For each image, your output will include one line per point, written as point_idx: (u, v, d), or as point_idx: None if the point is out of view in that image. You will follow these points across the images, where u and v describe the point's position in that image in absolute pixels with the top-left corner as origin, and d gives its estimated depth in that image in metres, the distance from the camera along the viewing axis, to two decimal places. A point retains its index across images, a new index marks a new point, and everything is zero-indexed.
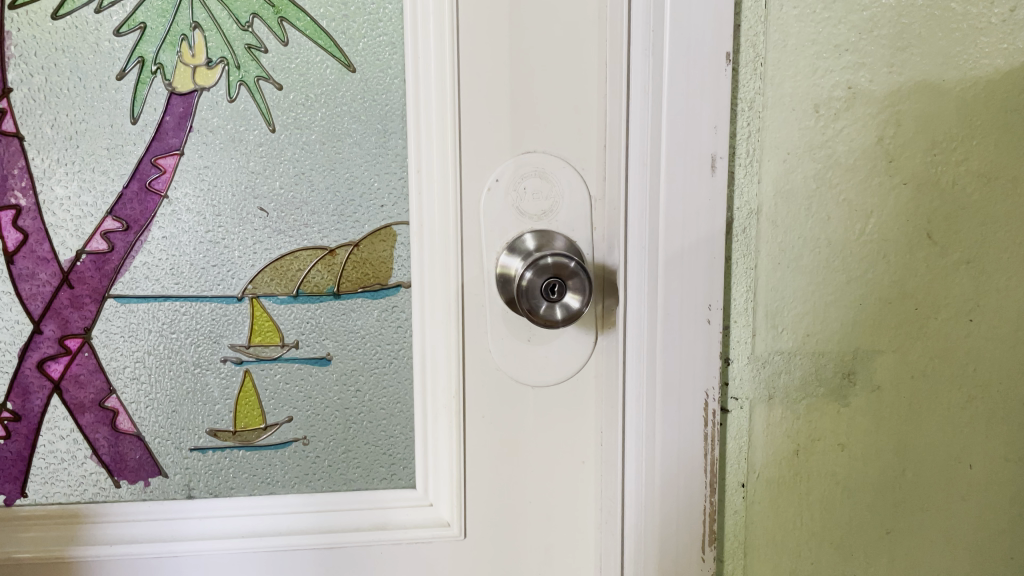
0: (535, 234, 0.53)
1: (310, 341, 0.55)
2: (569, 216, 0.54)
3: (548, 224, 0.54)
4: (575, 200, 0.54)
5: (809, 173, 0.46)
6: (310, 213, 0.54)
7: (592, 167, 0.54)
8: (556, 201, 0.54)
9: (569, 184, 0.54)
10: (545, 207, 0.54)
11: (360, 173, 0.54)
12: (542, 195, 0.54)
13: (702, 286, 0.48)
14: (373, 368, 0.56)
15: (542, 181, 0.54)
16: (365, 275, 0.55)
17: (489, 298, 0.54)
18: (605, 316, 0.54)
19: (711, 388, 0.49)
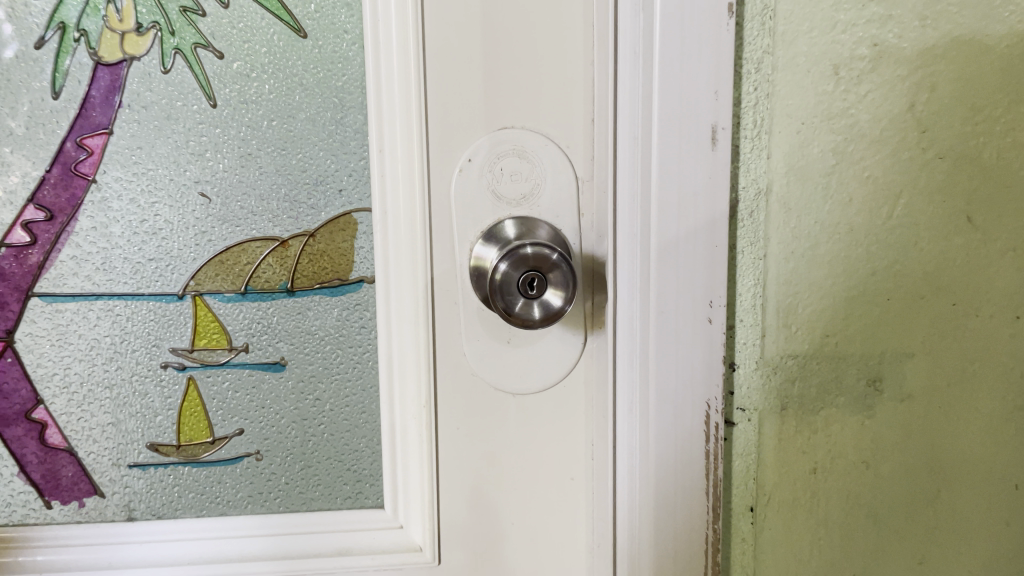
0: (514, 221, 0.46)
1: (261, 344, 0.49)
2: (552, 201, 0.47)
3: (528, 209, 0.47)
4: (560, 182, 0.47)
5: (827, 146, 0.39)
6: (258, 199, 0.48)
7: (577, 145, 0.47)
8: (536, 184, 0.47)
9: (552, 164, 0.47)
10: (524, 191, 0.47)
11: (315, 153, 0.48)
12: (521, 178, 0.47)
13: (701, 280, 0.42)
14: (333, 374, 0.50)
15: (520, 161, 0.47)
16: (323, 269, 0.49)
17: (462, 297, 0.47)
18: (594, 313, 0.47)
19: (714, 398, 0.43)
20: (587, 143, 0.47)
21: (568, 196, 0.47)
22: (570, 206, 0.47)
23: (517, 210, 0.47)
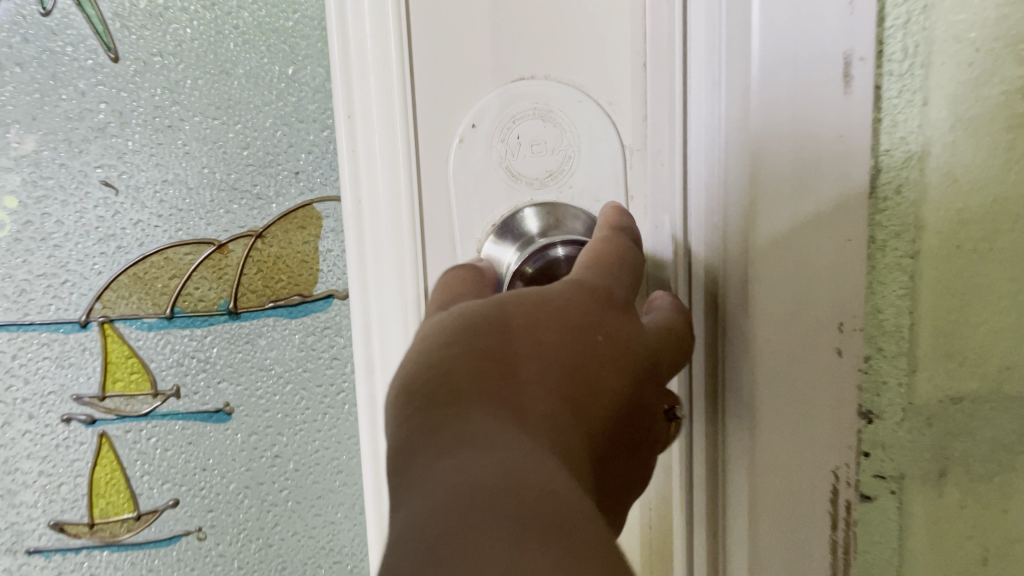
0: (539, 207, 0.33)
1: (196, 386, 0.36)
2: (589, 180, 0.33)
3: (556, 193, 0.33)
4: (600, 153, 0.33)
5: (1013, 86, 0.25)
6: (182, 188, 0.34)
7: (622, 100, 0.33)
8: (566, 158, 0.33)
9: (590, 128, 0.33)
10: (550, 167, 0.33)
11: (257, 122, 0.34)
12: (546, 150, 0.33)
13: (826, 293, 0.26)
14: (295, 425, 0.37)
15: (544, 126, 0.33)
16: (276, 282, 0.36)
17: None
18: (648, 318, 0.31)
19: (845, 464, 0.27)
20: (640, 96, 0.33)
21: (612, 171, 0.33)
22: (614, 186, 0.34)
23: (543, 195, 0.33)
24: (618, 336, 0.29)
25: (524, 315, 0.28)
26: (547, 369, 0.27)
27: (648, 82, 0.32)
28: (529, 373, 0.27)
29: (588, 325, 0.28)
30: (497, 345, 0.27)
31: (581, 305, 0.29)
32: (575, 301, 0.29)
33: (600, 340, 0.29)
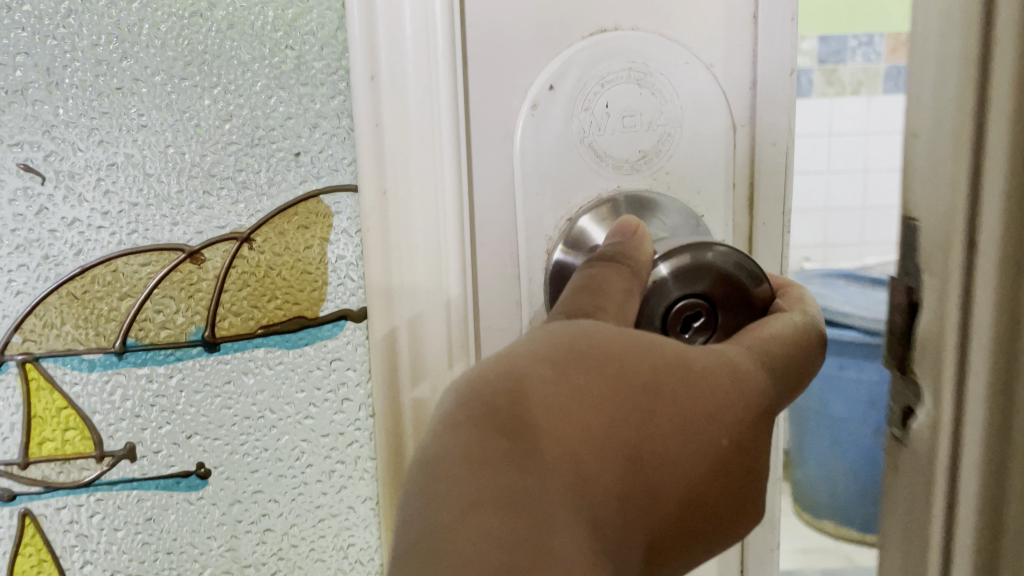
0: (622, 199, 0.26)
1: (158, 444, 0.27)
2: (685, 166, 0.26)
3: (649, 180, 0.26)
4: (704, 128, 0.26)
5: None
6: (135, 172, 0.25)
7: (723, 63, 0.26)
8: (665, 135, 0.26)
9: (691, 94, 0.26)
10: (644, 145, 0.26)
11: (241, 84, 0.25)
12: (641, 124, 0.25)
13: None
14: (291, 490, 0.28)
15: (635, 92, 0.25)
16: (268, 301, 0.27)
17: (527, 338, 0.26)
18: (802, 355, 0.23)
19: None
20: (746, 57, 0.26)
21: (716, 154, 0.26)
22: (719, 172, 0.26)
23: (631, 183, 0.26)
24: (743, 439, 0.21)
25: (685, 357, 0.21)
26: (649, 449, 0.20)
27: (757, 39, 0.26)
28: (627, 432, 0.19)
29: (718, 420, 0.21)
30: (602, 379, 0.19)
31: (720, 387, 0.21)
32: (712, 369, 0.21)
33: (721, 445, 0.21)
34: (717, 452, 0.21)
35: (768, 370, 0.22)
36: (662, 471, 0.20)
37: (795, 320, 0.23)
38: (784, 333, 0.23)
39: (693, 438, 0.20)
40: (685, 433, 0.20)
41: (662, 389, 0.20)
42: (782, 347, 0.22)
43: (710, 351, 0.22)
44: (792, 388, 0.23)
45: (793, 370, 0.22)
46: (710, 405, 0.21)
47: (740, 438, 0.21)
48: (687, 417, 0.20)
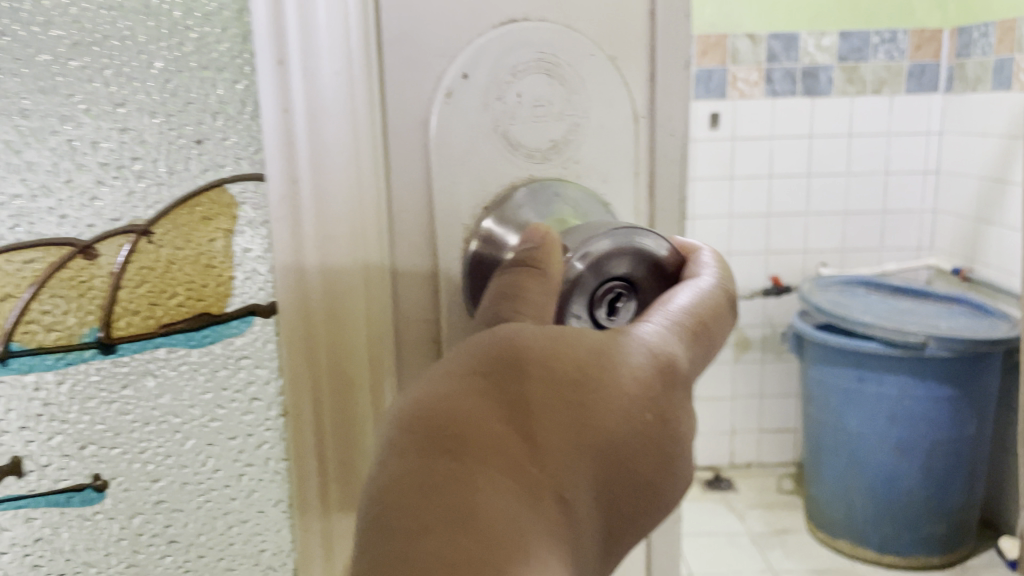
0: (531, 186, 0.26)
1: (48, 457, 0.25)
2: (591, 155, 0.27)
3: (559, 169, 0.27)
4: (610, 120, 0.27)
5: None
6: (18, 160, 0.24)
7: (627, 58, 0.26)
8: (574, 125, 0.26)
9: (598, 87, 0.26)
10: (554, 135, 0.26)
11: (136, 68, 0.24)
12: (551, 114, 0.26)
13: None
14: (197, 498, 0.26)
15: (547, 83, 0.26)
16: (168, 298, 0.25)
17: (445, 327, 0.27)
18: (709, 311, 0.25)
19: None
20: (646, 52, 0.27)
21: (621, 145, 0.27)
22: (625, 162, 0.27)
23: (543, 172, 0.26)
24: (670, 413, 0.22)
25: (599, 346, 0.22)
26: (579, 433, 0.21)
27: (660, 34, 0.26)
28: (552, 423, 0.21)
29: (641, 398, 0.22)
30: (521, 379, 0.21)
31: (637, 369, 0.22)
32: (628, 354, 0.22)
33: (650, 420, 0.22)
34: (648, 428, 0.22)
35: (677, 339, 0.23)
36: (597, 459, 0.21)
37: (697, 286, 0.25)
38: (688, 301, 0.24)
39: (626, 421, 0.21)
40: (612, 414, 0.21)
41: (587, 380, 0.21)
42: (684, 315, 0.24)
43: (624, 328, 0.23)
44: (705, 352, 0.24)
45: (702, 334, 0.24)
46: (635, 385, 0.21)
47: (667, 412, 0.22)
48: (615, 400, 0.21)
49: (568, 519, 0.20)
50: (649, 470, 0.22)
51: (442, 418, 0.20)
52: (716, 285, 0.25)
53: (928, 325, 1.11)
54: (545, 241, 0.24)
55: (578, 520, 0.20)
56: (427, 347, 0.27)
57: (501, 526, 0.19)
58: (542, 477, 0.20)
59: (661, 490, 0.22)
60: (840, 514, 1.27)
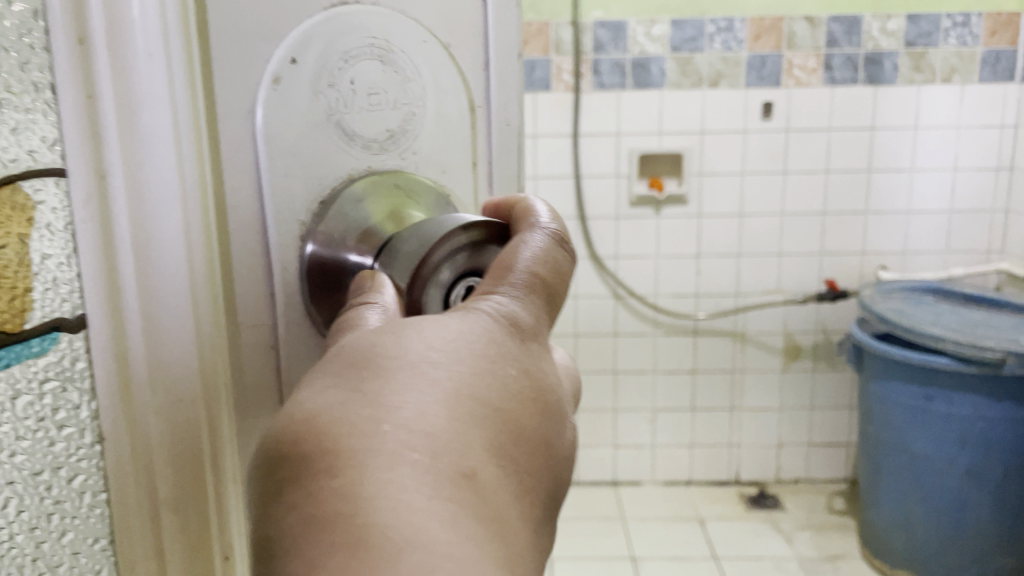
0: (366, 185, 0.26)
1: None
2: (427, 143, 0.27)
3: (398, 159, 0.27)
4: (445, 108, 0.27)
5: None
6: None
7: (459, 49, 0.27)
8: (410, 114, 0.26)
9: (432, 77, 0.27)
10: (391, 124, 0.26)
11: None
12: (386, 102, 0.26)
13: None
14: None
15: (381, 72, 0.25)
16: None
17: (283, 330, 0.25)
18: (556, 261, 0.24)
19: None
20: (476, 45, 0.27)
21: (457, 134, 0.28)
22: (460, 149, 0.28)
23: (380, 163, 0.26)
24: (529, 370, 0.22)
25: (445, 326, 0.21)
26: (457, 405, 0.19)
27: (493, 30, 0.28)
28: (428, 399, 0.19)
29: (501, 361, 0.21)
30: (378, 376, 0.19)
31: (491, 336, 0.21)
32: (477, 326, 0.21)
33: (512, 377, 0.21)
34: (513, 388, 0.21)
35: (521, 301, 0.23)
36: (483, 432, 0.20)
37: (538, 238, 0.24)
38: (528, 260, 0.23)
39: (496, 389, 0.20)
40: (478, 381, 0.20)
41: (446, 360, 0.20)
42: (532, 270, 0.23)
43: (466, 308, 0.22)
44: (553, 303, 0.23)
45: (549, 287, 0.23)
46: (497, 357, 0.21)
47: (522, 370, 0.22)
48: (482, 373, 0.20)
49: (479, 494, 0.18)
50: (528, 430, 0.21)
51: (316, 437, 0.18)
52: (556, 229, 0.24)
53: (963, 318, 0.98)
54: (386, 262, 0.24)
55: (489, 494, 0.19)
56: (263, 352, 0.26)
57: (412, 512, 0.17)
58: (439, 458, 0.18)
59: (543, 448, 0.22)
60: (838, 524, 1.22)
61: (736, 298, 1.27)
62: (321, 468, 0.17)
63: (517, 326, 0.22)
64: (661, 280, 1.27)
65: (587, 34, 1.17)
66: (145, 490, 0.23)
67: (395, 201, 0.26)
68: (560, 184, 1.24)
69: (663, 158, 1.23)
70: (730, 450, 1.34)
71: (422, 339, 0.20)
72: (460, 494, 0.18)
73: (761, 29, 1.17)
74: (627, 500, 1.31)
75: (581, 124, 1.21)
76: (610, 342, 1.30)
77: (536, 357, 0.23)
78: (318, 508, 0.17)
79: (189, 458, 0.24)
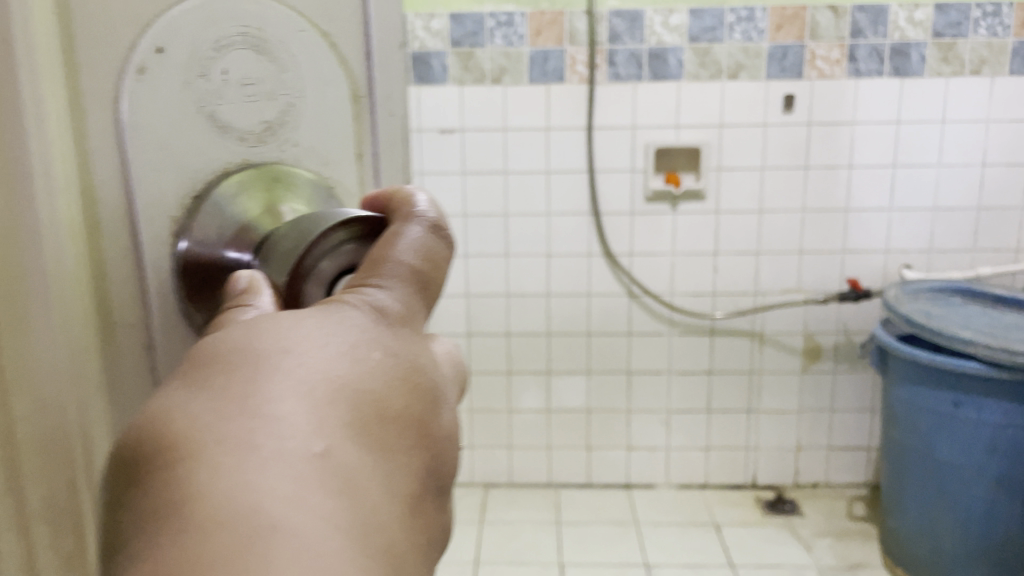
0: (244, 178, 0.20)
1: None
2: (319, 135, 0.21)
3: (278, 154, 0.20)
4: (332, 105, 0.21)
5: None
6: None
7: (347, 32, 0.20)
8: (290, 106, 0.20)
9: (319, 66, 0.20)
10: (269, 117, 0.20)
11: None
12: (263, 93, 0.20)
13: None
14: None
15: (256, 56, 0.19)
16: None
17: (159, 341, 0.20)
18: (433, 253, 0.20)
19: None
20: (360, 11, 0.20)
21: (351, 124, 0.21)
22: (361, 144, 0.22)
23: (259, 157, 0.20)
24: (401, 352, 0.19)
25: (290, 318, 0.18)
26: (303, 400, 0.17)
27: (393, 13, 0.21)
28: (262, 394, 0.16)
29: (363, 345, 0.18)
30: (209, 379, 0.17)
31: (350, 319, 0.18)
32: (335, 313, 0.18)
33: (376, 357, 0.18)
34: (377, 370, 0.18)
35: (395, 290, 0.19)
36: (342, 423, 0.17)
37: (415, 230, 0.20)
38: (407, 254, 0.20)
39: (327, 363, 0.17)
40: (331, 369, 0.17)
41: (254, 358, 0.17)
42: (409, 265, 0.20)
43: (331, 305, 0.18)
44: (428, 295, 0.20)
45: (428, 283, 0.20)
46: (355, 342, 0.18)
47: (391, 349, 0.19)
48: (318, 359, 0.17)
49: (331, 489, 0.16)
50: (391, 400, 0.18)
51: (144, 460, 0.16)
52: (435, 218, 0.21)
53: (995, 322, 0.94)
54: (264, 262, 0.19)
55: (349, 483, 0.16)
56: (139, 357, 0.20)
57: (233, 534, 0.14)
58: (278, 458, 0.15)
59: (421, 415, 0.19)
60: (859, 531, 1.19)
61: (755, 297, 1.24)
62: (145, 495, 0.15)
63: (388, 327, 0.19)
64: (677, 278, 1.24)
65: (602, 23, 1.14)
66: (8, 504, 0.17)
67: (276, 200, 0.21)
68: (573, 179, 1.20)
69: (680, 152, 1.20)
70: (747, 453, 1.31)
71: (271, 332, 0.17)
72: (312, 494, 0.15)
73: (783, 18, 1.13)
74: (641, 503, 1.28)
75: (596, 117, 1.18)
76: (624, 342, 1.27)
77: (415, 345, 0.20)
78: (147, 541, 0.15)
79: (64, 470, 0.18)
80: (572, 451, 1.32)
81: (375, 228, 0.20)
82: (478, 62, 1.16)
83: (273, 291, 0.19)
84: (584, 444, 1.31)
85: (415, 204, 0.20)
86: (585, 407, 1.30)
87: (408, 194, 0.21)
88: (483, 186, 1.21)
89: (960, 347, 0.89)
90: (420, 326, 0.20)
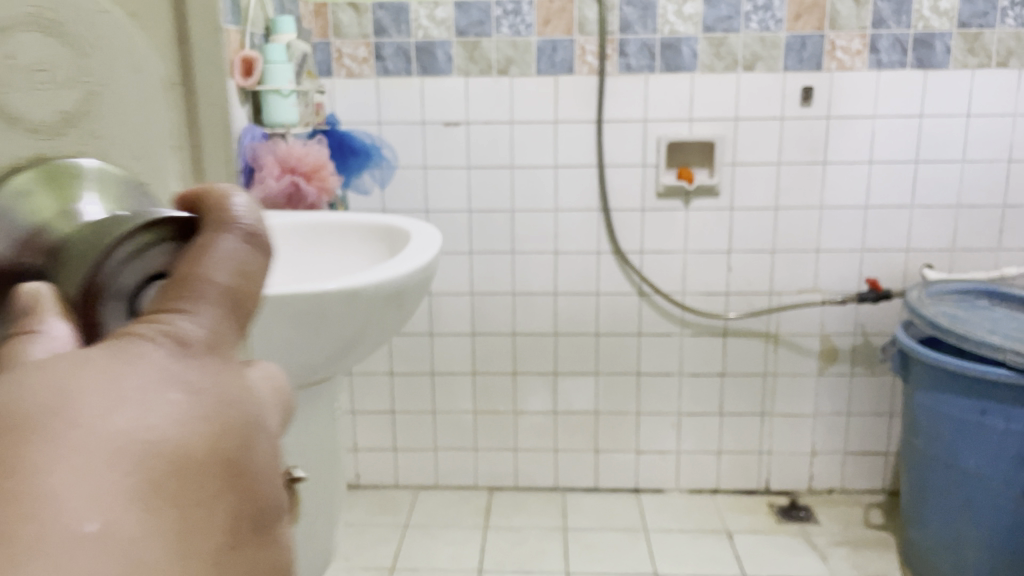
0: (37, 174, 0.16)
1: None
2: (123, 124, 0.18)
3: (78, 150, 0.17)
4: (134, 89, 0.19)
5: None
6: None
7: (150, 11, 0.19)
8: (85, 93, 0.17)
9: (114, 47, 0.18)
10: (65, 107, 0.17)
11: None
12: (59, 81, 0.16)
13: None
14: None
15: (42, 33, 0.16)
16: None
17: None
18: (251, 257, 0.16)
19: None
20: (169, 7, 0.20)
21: (160, 115, 0.20)
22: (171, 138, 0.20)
23: (53, 151, 0.17)
24: (212, 393, 0.15)
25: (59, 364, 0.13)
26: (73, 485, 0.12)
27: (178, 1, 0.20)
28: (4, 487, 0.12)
29: (158, 393, 0.14)
30: None
31: (139, 361, 0.14)
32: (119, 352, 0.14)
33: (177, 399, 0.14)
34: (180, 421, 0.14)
35: (204, 313, 0.15)
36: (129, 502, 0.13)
37: (228, 239, 0.16)
38: (214, 263, 0.16)
39: (104, 413, 0.13)
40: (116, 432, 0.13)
41: None
42: (225, 289, 0.16)
43: (118, 346, 0.14)
44: (249, 316, 0.16)
45: (247, 308, 0.16)
46: (144, 390, 0.14)
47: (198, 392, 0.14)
48: (96, 423, 0.13)
49: None
50: (200, 456, 0.14)
51: None
52: (254, 228, 0.17)
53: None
54: (55, 271, 0.16)
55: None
56: None
57: None
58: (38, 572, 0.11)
59: (245, 457, 0.15)
60: (877, 539, 1.15)
61: (770, 297, 1.20)
62: None
63: (197, 362, 0.15)
64: (689, 277, 1.19)
65: (613, 12, 1.10)
66: None
67: (77, 201, 0.17)
68: (582, 174, 1.16)
69: (693, 147, 1.16)
70: (760, 458, 1.27)
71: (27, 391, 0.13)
72: None
73: (801, 7, 1.09)
74: (650, 509, 1.24)
75: (606, 110, 1.13)
76: (634, 343, 1.23)
77: (231, 376, 0.15)
78: None
79: None
80: (580, 454, 1.28)
81: (178, 233, 0.16)
82: (484, 52, 1.12)
83: (59, 312, 0.15)
84: (592, 447, 1.27)
85: (230, 209, 0.17)
86: (593, 409, 1.26)
87: (221, 194, 0.17)
88: (488, 181, 1.17)
89: (987, 353, 0.85)
90: (236, 361, 0.16)
